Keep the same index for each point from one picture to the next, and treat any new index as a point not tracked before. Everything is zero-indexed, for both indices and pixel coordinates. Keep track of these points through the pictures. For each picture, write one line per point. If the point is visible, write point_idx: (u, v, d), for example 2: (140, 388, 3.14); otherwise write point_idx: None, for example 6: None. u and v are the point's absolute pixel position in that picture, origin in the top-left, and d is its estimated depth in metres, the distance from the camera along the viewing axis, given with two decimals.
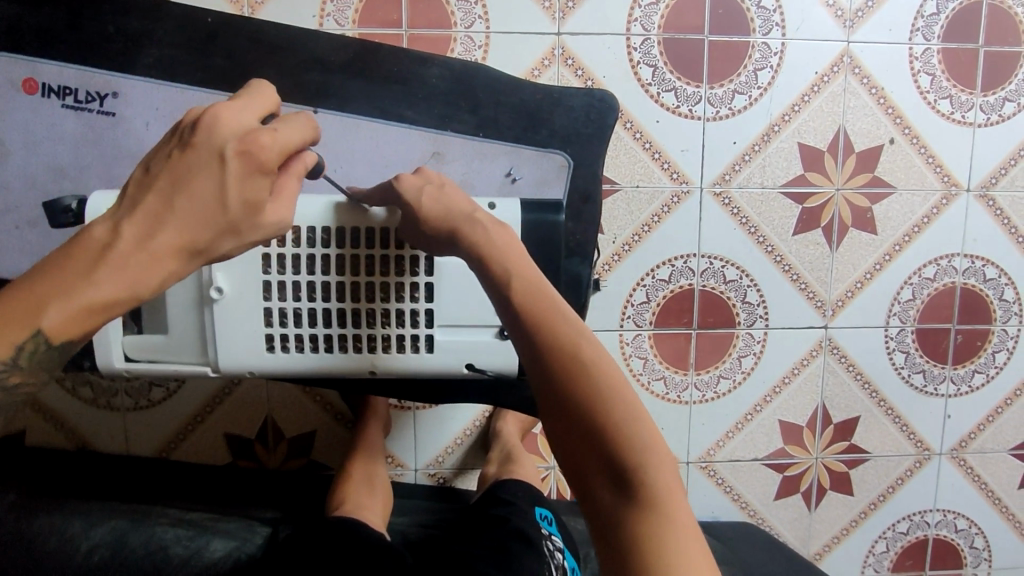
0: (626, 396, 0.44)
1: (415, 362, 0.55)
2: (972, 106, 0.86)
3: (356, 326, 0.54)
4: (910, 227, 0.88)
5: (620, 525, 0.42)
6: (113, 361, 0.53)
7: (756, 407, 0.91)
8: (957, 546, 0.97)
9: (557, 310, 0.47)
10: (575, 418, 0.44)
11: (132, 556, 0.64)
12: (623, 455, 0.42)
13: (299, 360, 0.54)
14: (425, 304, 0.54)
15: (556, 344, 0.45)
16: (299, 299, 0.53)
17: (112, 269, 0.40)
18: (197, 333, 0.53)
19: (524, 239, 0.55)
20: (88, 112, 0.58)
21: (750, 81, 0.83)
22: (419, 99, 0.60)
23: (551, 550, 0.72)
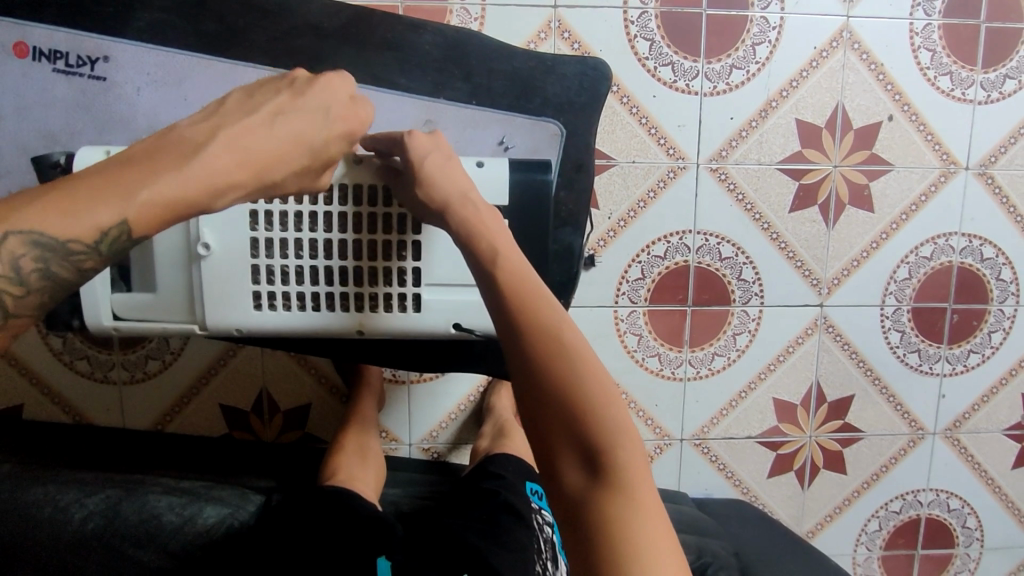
0: (603, 384, 0.46)
1: (404, 322, 0.55)
2: (972, 83, 0.86)
3: (344, 285, 0.54)
4: (908, 205, 0.88)
5: (590, 505, 0.43)
6: (102, 318, 0.53)
7: (750, 384, 0.91)
8: (950, 525, 0.98)
9: (541, 299, 0.49)
10: (551, 399, 0.45)
11: (126, 526, 0.66)
12: (597, 441, 0.44)
13: (287, 318, 0.54)
14: (413, 263, 0.55)
15: (540, 331, 0.47)
16: (287, 257, 0.52)
17: (201, 167, 0.42)
18: (185, 291, 0.53)
19: (512, 198, 0.55)
20: (79, 77, 0.58)
21: (748, 56, 0.83)
22: (412, 66, 0.60)
23: (540, 524, 0.72)
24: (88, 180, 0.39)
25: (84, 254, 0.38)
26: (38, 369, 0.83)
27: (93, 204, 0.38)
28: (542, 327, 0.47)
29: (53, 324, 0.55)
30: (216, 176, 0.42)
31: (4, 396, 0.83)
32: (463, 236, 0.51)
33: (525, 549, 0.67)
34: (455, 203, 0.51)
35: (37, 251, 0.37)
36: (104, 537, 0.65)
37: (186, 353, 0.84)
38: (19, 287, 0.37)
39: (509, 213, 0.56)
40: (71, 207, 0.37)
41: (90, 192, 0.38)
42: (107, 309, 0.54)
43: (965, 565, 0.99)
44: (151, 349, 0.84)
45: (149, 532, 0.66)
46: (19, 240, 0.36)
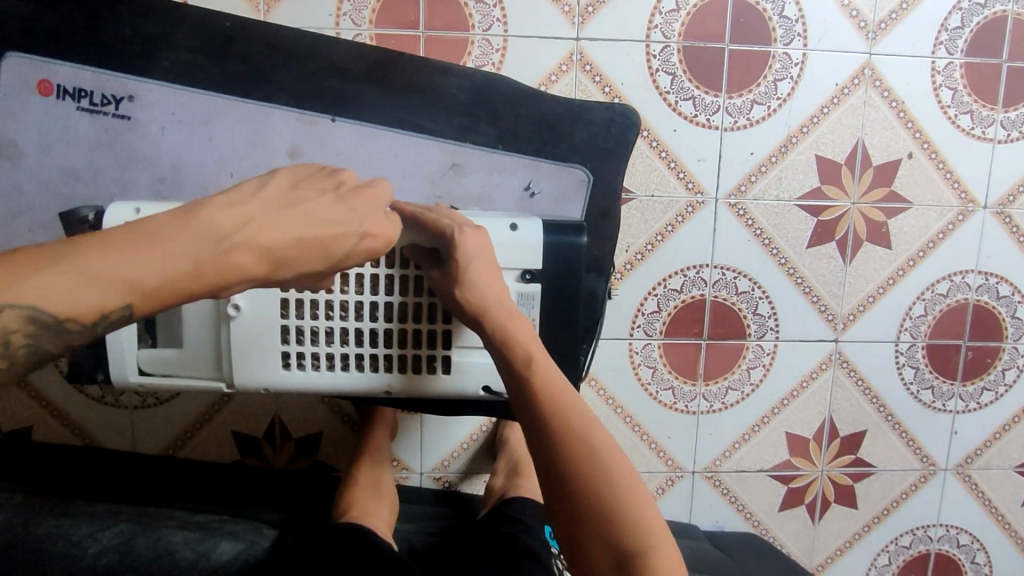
0: (633, 483, 0.46)
1: (432, 382, 0.54)
2: (993, 122, 0.85)
3: (374, 346, 0.53)
4: (925, 243, 0.88)
5: None
6: (128, 373, 0.53)
7: (764, 418, 0.91)
8: (959, 561, 0.97)
9: (568, 399, 0.49)
10: (580, 500, 0.45)
11: (140, 560, 0.64)
12: (631, 543, 0.43)
13: (314, 377, 0.53)
14: (443, 325, 0.54)
15: (566, 429, 0.48)
16: (316, 317, 0.52)
17: (212, 269, 0.40)
18: (213, 348, 0.53)
19: (545, 261, 0.55)
20: (103, 116, 0.57)
21: (770, 91, 0.82)
22: (439, 110, 0.60)
23: (561, 568, 0.71)
24: (94, 251, 0.38)
25: (78, 333, 0.38)
26: (52, 395, 0.83)
27: (92, 288, 0.37)
28: (568, 426, 0.48)
29: (75, 377, 0.54)
30: (222, 271, 0.41)
31: (17, 420, 0.84)
32: (497, 329, 0.51)
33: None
34: (489, 299, 0.51)
35: (30, 327, 0.36)
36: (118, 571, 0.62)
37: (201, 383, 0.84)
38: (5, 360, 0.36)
39: (544, 273, 0.55)
40: (69, 292, 0.37)
41: (89, 270, 0.37)
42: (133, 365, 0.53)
43: None
44: None
45: (161, 568, 0.63)
46: (13, 315, 0.35)
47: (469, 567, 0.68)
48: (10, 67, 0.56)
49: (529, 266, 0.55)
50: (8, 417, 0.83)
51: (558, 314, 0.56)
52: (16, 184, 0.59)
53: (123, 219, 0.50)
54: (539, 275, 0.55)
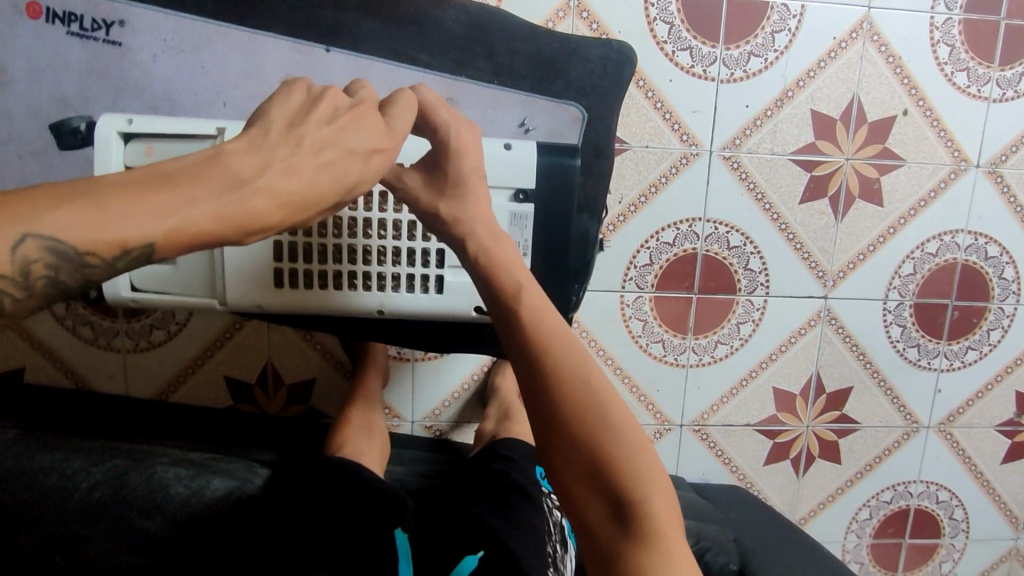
0: (630, 431, 0.45)
1: (426, 302, 0.56)
2: (989, 80, 0.85)
3: (368, 265, 0.54)
4: (917, 201, 0.88)
5: (618, 558, 0.42)
6: (120, 290, 0.53)
7: (751, 372, 0.92)
8: (937, 517, 1.00)
9: (560, 337, 0.48)
10: (575, 445, 0.44)
11: (135, 496, 0.67)
12: (627, 493, 0.43)
13: (308, 295, 0.54)
14: (437, 244, 0.55)
15: (563, 371, 0.46)
16: (309, 233, 0.53)
17: (233, 206, 0.39)
18: (205, 265, 0.53)
19: (538, 182, 0.56)
20: (94, 41, 0.57)
21: (767, 43, 0.82)
22: (434, 44, 0.59)
23: (550, 507, 0.75)
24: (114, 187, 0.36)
25: (98, 268, 0.36)
26: (43, 337, 0.83)
27: (118, 220, 0.35)
28: (563, 369, 0.46)
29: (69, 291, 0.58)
30: (242, 206, 0.39)
31: (5, 360, 0.83)
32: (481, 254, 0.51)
33: (538, 531, 0.69)
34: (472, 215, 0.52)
35: (50, 257, 0.34)
36: (112, 506, 0.66)
37: (192, 323, 0.84)
38: (25, 290, 0.34)
39: (537, 194, 0.56)
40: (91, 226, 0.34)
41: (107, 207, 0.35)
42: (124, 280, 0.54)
43: (950, 555, 1.02)
44: (155, 319, 0.84)
45: (155, 504, 0.67)
46: (27, 247, 0.33)
47: (463, 502, 0.71)
48: None
49: (523, 186, 0.55)
50: None
51: (550, 237, 0.58)
52: (5, 110, 0.58)
53: (116, 129, 0.50)
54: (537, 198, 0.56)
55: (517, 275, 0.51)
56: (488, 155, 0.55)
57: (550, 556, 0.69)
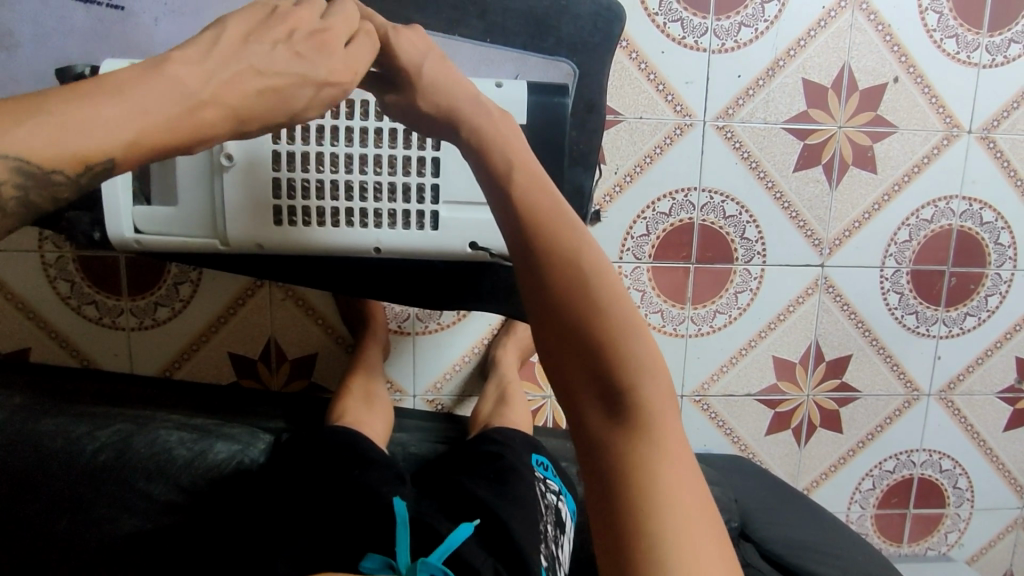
0: (625, 316, 0.45)
1: (421, 239, 0.58)
2: (978, 46, 0.86)
3: (365, 201, 0.57)
4: (910, 167, 0.89)
5: (611, 445, 0.43)
6: (124, 232, 0.57)
7: (751, 342, 0.93)
8: (941, 486, 1.00)
9: (557, 220, 0.48)
10: (573, 333, 0.45)
11: (138, 458, 0.68)
12: (619, 379, 0.44)
13: (305, 232, 0.57)
14: (431, 180, 0.57)
15: (559, 255, 0.46)
16: (307, 170, 0.56)
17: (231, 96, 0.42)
18: (206, 205, 0.57)
19: (531, 120, 0.58)
20: (97, 6, 0.59)
21: (757, 13, 0.83)
22: (428, 4, 0.61)
23: (544, 492, 0.72)
24: (125, 88, 0.39)
25: (123, 165, 0.39)
26: (48, 315, 0.84)
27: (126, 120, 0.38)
28: (560, 254, 0.46)
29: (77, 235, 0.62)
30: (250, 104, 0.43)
31: (13, 339, 0.84)
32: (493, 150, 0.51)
33: (531, 507, 0.68)
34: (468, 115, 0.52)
35: (71, 157, 0.36)
36: (117, 469, 0.67)
37: (194, 297, 0.85)
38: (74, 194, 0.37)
39: (529, 129, 0.59)
40: (110, 128, 0.37)
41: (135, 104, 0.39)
42: (131, 222, 0.57)
43: (955, 525, 1.02)
44: (159, 297, 0.85)
45: (160, 467, 0.68)
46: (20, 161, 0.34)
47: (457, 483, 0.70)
48: None
49: (514, 122, 0.58)
50: (5, 336, 0.84)
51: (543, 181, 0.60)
52: (12, 75, 0.59)
53: (119, 74, 0.52)
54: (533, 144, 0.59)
55: (512, 157, 0.50)
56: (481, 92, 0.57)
57: (542, 534, 0.67)
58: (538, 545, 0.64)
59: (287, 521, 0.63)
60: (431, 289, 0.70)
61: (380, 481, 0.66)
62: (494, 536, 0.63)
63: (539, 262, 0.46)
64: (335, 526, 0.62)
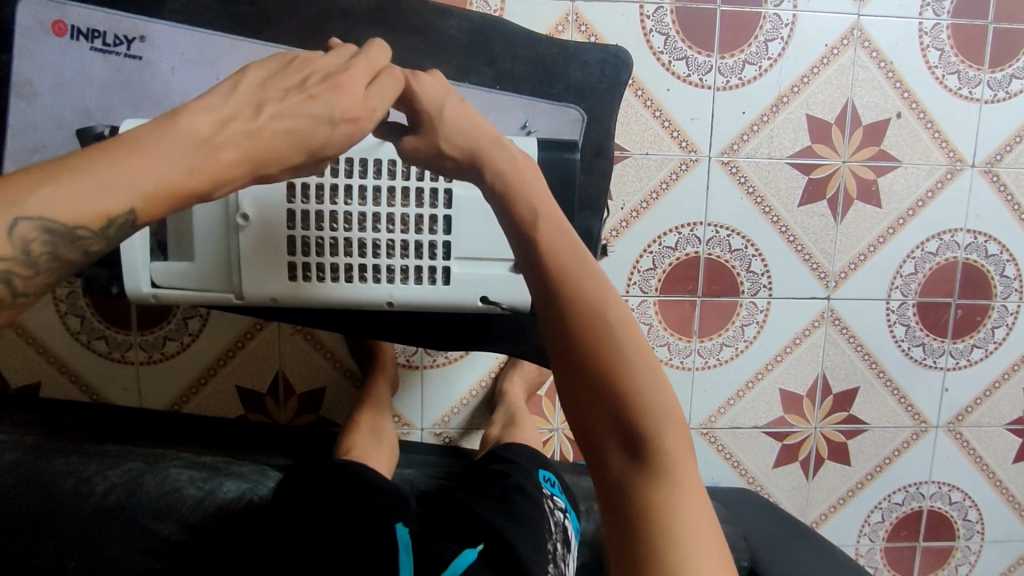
0: (644, 365, 0.47)
1: (432, 293, 0.59)
2: (980, 82, 0.87)
3: (378, 257, 0.58)
4: (915, 201, 0.90)
5: (634, 490, 0.44)
6: (141, 286, 0.57)
7: (757, 374, 0.93)
8: (951, 518, 0.99)
9: (581, 269, 0.49)
10: (598, 379, 0.46)
11: (148, 498, 0.69)
12: (640, 428, 0.45)
13: (319, 287, 0.58)
14: (443, 237, 0.58)
15: (583, 306, 0.48)
16: (321, 228, 0.57)
17: (209, 160, 0.41)
18: (222, 259, 0.58)
19: (540, 175, 0.59)
20: (115, 56, 0.60)
21: (761, 51, 0.84)
22: (439, 51, 0.62)
23: (552, 508, 0.73)
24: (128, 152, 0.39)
25: (90, 240, 0.38)
26: (59, 351, 0.85)
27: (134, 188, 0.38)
28: (586, 302, 0.48)
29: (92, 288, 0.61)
30: (232, 166, 0.43)
31: (23, 373, 0.85)
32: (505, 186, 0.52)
33: (539, 528, 0.68)
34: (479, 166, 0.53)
35: (46, 236, 0.36)
36: (126, 507, 0.67)
37: (204, 336, 0.86)
38: (27, 269, 0.36)
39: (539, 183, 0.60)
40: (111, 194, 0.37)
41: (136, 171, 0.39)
42: (147, 277, 0.58)
43: (965, 558, 1.01)
44: (169, 332, 0.86)
45: (168, 507, 0.68)
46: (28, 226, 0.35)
47: (465, 501, 0.71)
48: (26, 6, 0.58)
49: None
50: (17, 371, 0.85)
51: None
52: (30, 122, 0.60)
53: (139, 133, 0.54)
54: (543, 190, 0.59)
55: (538, 211, 0.52)
56: None
57: (549, 553, 0.67)
58: (545, 567, 0.64)
59: (306, 543, 0.63)
60: (438, 336, 0.71)
61: (384, 507, 0.67)
62: (500, 558, 0.63)
63: (564, 310, 0.48)
64: (341, 543, 0.62)
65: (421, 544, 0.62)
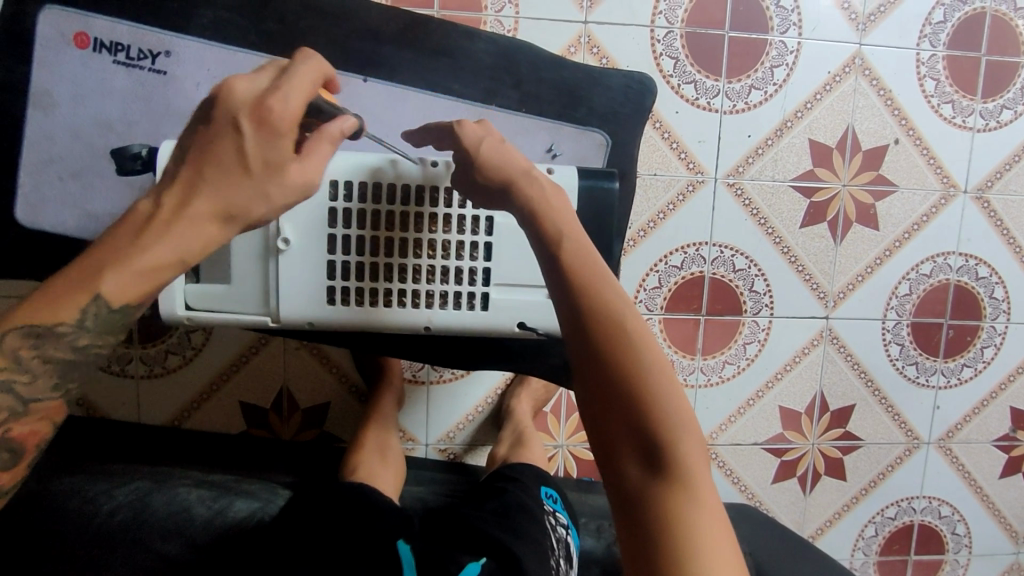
0: (664, 382, 0.46)
1: (470, 318, 0.59)
2: (972, 111, 0.91)
3: (417, 282, 0.58)
4: (910, 225, 0.93)
5: (651, 501, 0.45)
6: (176, 309, 0.57)
7: (758, 392, 0.94)
8: (940, 532, 1.02)
9: (603, 280, 0.50)
10: (618, 389, 0.46)
11: (157, 518, 0.67)
12: (658, 439, 0.45)
13: (357, 311, 0.58)
14: (483, 264, 0.58)
15: (605, 321, 0.48)
16: (361, 253, 0.57)
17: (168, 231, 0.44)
18: (258, 284, 0.57)
19: (580, 204, 0.60)
20: (139, 69, 0.60)
21: (766, 77, 0.87)
22: (466, 74, 0.64)
23: (553, 525, 0.73)
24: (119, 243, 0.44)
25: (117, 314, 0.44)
26: None
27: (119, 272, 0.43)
28: (608, 313, 0.48)
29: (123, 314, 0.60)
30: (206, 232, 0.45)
31: None
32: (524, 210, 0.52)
33: (541, 543, 0.68)
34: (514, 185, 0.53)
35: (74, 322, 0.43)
36: (131, 528, 0.65)
37: (210, 350, 0.85)
38: None
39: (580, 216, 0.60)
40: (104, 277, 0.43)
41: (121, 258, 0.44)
42: (181, 299, 0.57)
43: (954, 570, 1.04)
44: (171, 345, 0.84)
45: (175, 526, 0.66)
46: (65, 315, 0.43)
47: (466, 515, 0.71)
48: (48, 18, 0.58)
49: None
50: None
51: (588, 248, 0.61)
52: (48, 134, 0.60)
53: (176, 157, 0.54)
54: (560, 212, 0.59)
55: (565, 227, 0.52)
56: None
57: (553, 569, 0.67)
58: None
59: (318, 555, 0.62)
60: (463, 357, 0.71)
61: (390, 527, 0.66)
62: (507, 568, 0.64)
63: (586, 318, 0.48)
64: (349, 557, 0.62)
65: (426, 558, 0.63)
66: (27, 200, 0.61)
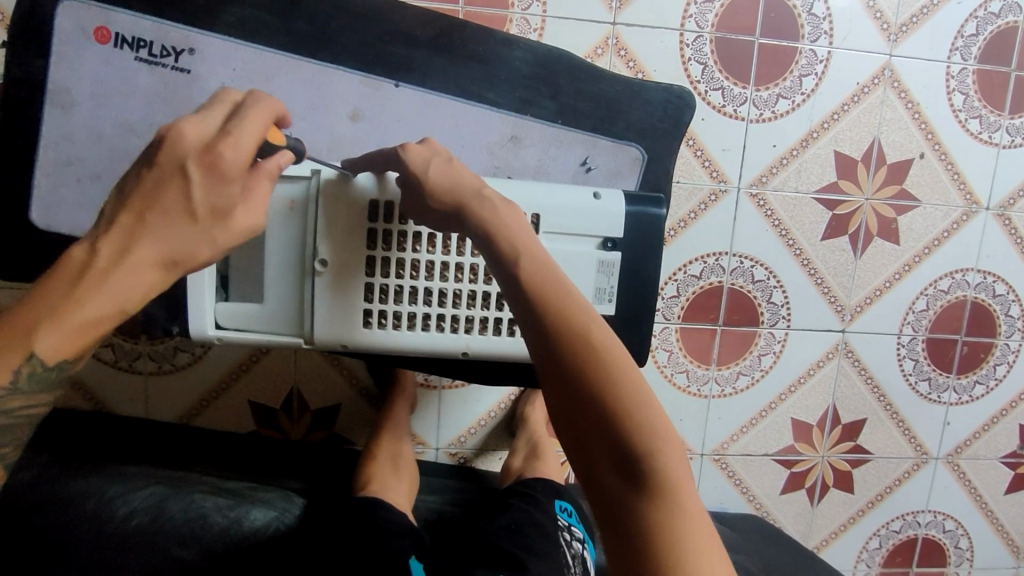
0: (636, 384, 0.42)
1: (509, 345, 0.58)
2: (999, 127, 0.89)
3: (457, 307, 0.57)
4: (931, 240, 0.92)
5: (633, 515, 0.39)
6: (207, 327, 0.56)
7: (771, 404, 0.94)
8: (944, 546, 1.02)
9: (562, 286, 0.46)
10: (585, 396, 0.42)
11: (173, 525, 0.64)
12: (635, 446, 0.40)
13: (394, 335, 0.57)
14: None
15: (567, 327, 0.44)
16: (400, 276, 0.56)
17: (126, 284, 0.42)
18: (295, 304, 0.57)
19: (627, 231, 0.59)
20: (162, 67, 0.61)
21: (795, 86, 0.85)
22: (500, 82, 0.64)
23: (567, 541, 0.72)
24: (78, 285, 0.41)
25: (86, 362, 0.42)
26: None
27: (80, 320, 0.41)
28: (568, 319, 0.44)
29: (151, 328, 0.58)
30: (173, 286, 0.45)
31: None
32: (482, 232, 0.49)
33: (557, 562, 0.67)
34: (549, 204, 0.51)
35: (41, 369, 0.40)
36: (148, 535, 0.62)
37: (222, 349, 0.83)
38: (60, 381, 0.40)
39: (625, 243, 0.60)
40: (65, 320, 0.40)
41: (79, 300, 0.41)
42: (212, 317, 0.56)
43: None
44: (180, 342, 0.82)
45: (193, 533, 0.64)
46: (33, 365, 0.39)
47: (480, 533, 0.70)
48: (68, 12, 0.58)
49: (611, 235, 0.59)
50: None
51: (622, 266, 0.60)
52: (68, 133, 0.61)
53: None
54: (605, 233, 0.59)
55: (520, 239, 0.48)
56: (579, 201, 0.58)
57: None
58: None
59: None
60: (485, 373, 0.69)
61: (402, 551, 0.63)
62: None
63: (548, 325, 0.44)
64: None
65: None
66: (44, 201, 0.61)
